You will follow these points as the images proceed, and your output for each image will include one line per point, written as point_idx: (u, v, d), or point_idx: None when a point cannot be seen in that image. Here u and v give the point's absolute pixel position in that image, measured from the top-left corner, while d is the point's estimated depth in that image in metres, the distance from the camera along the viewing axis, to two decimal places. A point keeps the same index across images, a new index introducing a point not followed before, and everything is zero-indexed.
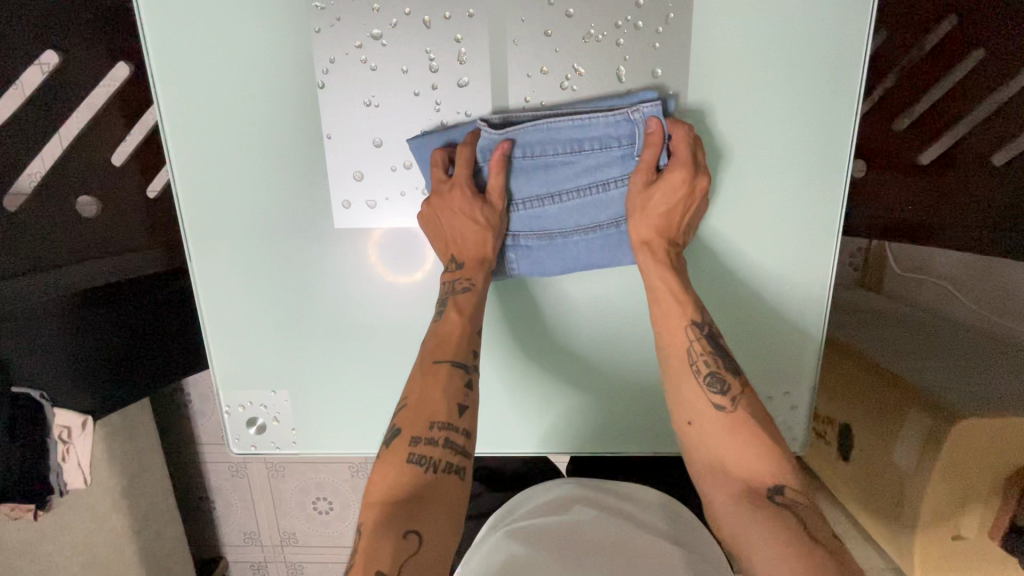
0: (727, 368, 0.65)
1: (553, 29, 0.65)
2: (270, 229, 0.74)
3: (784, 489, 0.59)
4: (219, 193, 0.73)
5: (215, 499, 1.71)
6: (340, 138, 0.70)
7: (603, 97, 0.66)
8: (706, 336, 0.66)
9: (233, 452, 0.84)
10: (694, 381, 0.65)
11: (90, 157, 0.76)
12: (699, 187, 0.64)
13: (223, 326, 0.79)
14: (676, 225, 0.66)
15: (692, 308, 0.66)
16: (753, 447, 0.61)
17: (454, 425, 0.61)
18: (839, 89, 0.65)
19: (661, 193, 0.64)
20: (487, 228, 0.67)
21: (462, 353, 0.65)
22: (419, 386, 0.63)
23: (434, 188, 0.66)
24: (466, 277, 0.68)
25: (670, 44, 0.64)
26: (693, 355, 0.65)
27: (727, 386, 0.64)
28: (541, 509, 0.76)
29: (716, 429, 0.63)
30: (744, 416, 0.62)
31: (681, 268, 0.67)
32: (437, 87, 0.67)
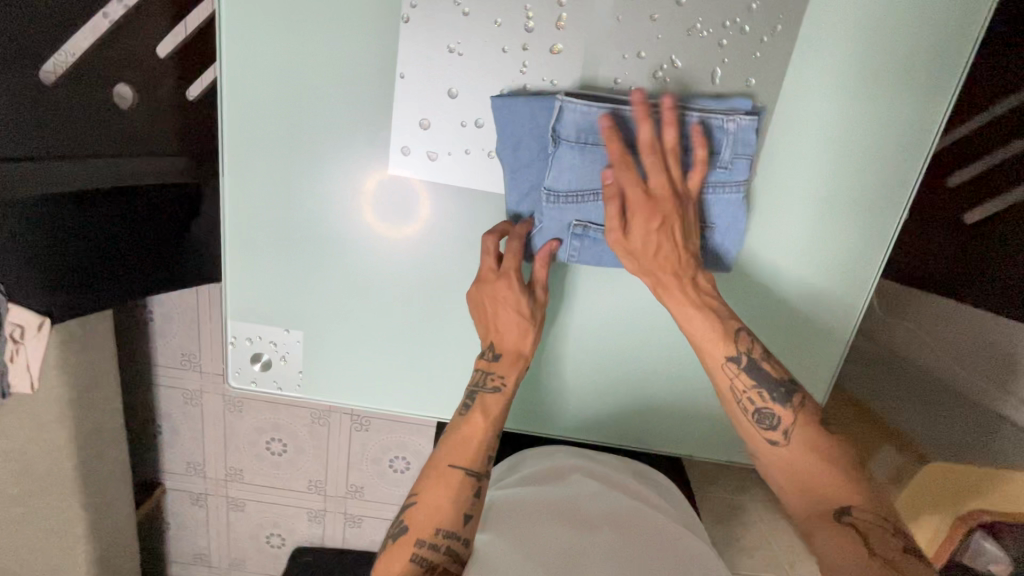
0: (774, 401, 0.64)
1: (660, 15, 0.63)
2: (316, 163, 0.70)
3: (852, 507, 0.58)
4: (272, 114, 0.68)
5: (162, 424, 1.61)
6: (415, 81, 0.65)
7: (696, 95, 0.64)
8: (747, 369, 0.64)
9: (230, 385, 0.80)
10: (743, 419, 0.65)
11: (128, 47, 0.71)
12: (674, 204, 0.62)
13: (246, 259, 0.74)
14: (684, 257, 0.64)
15: (729, 341, 0.65)
16: (813, 476, 0.61)
17: (457, 534, 0.58)
18: (915, 135, 0.66)
19: (638, 236, 0.62)
20: (527, 321, 0.67)
21: (477, 460, 0.62)
22: (425, 486, 0.60)
23: (485, 276, 0.67)
24: (498, 374, 0.67)
25: (771, 56, 0.64)
26: (738, 396, 0.65)
27: (778, 419, 0.63)
28: (540, 475, 0.72)
29: (778, 461, 0.63)
30: (798, 452, 0.62)
31: (708, 300, 0.66)
32: (528, 48, 0.64)
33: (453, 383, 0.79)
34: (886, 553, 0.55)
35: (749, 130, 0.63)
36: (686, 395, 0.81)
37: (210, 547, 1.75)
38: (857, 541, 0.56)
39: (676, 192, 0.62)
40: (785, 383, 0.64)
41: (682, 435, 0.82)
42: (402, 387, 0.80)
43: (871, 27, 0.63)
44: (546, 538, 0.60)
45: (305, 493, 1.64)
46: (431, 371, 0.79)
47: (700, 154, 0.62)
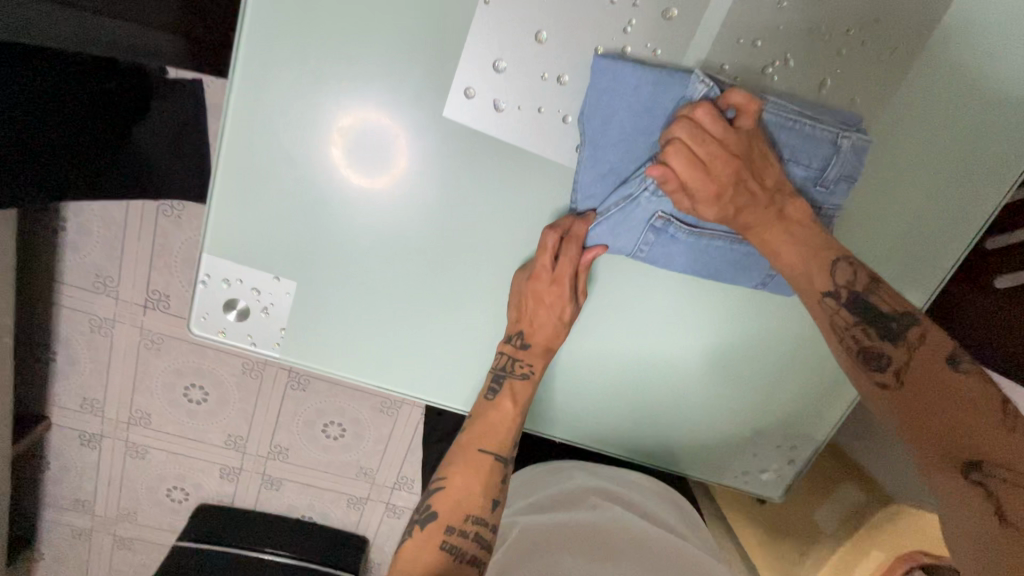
0: (882, 339, 0.52)
1: (788, 3, 0.56)
2: (356, 82, 0.57)
3: (983, 464, 0.45)
4: (310, 12, 0.54)
5: (58, 351, 1.24)
6: (500, 12, 0.54)
7: (803, 103, 0.58)
8: (850, 303, 0.54)
9: (192, 333, 0.66)
10: (846, 364, 0.55)
11: None
12: (746, 166, 0.54)
13: (243, 183, 0.60)
14: (772, 202, 0.56)
15: (824, 273, 0.55)
16: (935, 423, 0.48)
17: (486, 520, 0.59)
18: (990, 193, 0.64)
19: (711, 202, 0.56)
20: (561, 322, 0.66)
21: (506, 446, 0.64)
22: (454, 471, 0.61)
23: (535, 272, 0.62)
24: (526, 363, 0.66)
25: (881, 78, 0.59)
26: (839, 336, 0.54)
27: (887, 361, 0.51)
28: (565, 495, 0.76)
29: (887, 409, 0.52)
30: (913, 396, 0.49)
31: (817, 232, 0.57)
32: (638, 5, 0.55)
33: (461, 366, 0.71)
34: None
35: (862, 151, 0.57)
36: (697, 412, 0.79)
37: (96, 496, 1.41)
38: (981, 503, 0.44)
39: (739, 145, 0.53)
40: (902, 317, 0.52)
41: (682, 451, 0.81)
42: (405, 362, 0.70)
43: (977, 75, 0.60)
44: (555, 560, 0.65)
45: (222, 451, 1.36)
46: (440, 350, 0.70)
47: (738, 94, 0.53)
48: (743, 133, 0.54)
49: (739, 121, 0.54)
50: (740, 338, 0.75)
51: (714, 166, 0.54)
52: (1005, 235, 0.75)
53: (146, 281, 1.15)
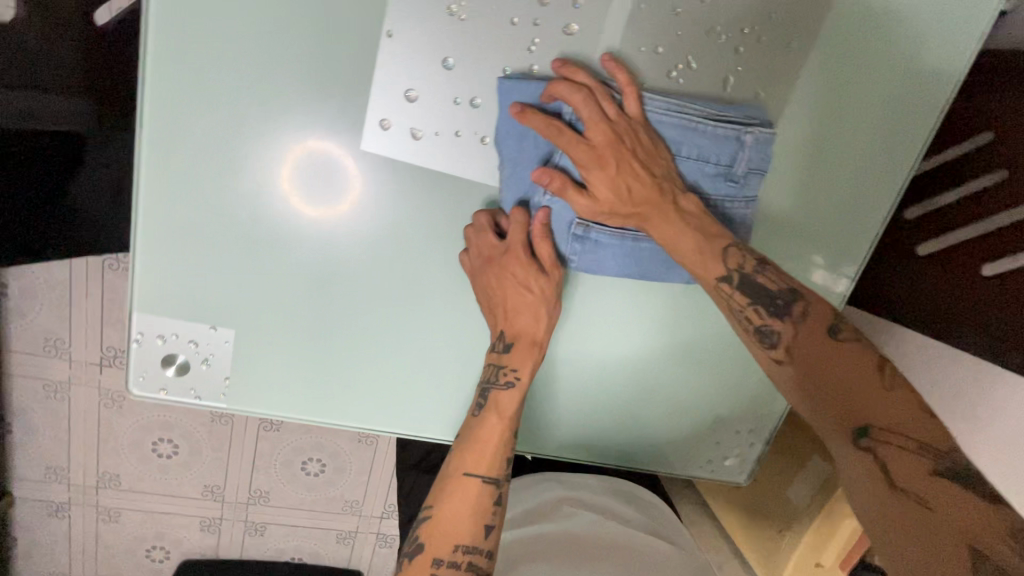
0: (768, 317, 0.56)
1: (683, 9, 0.58)
2: (270, 125, 0.57)
3: (872, 428, 0.48)
4: (215, 61, 0.54)
5: (16, 421, 1.18)
6: (405, 44, 0.55)
7: (710, 103, 0.60)
8: (741, 286, 0.57)
9: (130, 393, 0.65)
10: (751, 346, 0.58)
11: None
12: (631, 147, 0.55)
13: (166, 236, 0.59)
14: (658, 186, 0.57)
15: (716, 261, 0.58)
16: (826, 392, 0.52)
17: (479, 548, 0.57)
18: (891, 172, 0.69)
19: (596, 174, 0.55)
20: (541, 302, 0.62)
21: (495, 467, 0.60)
22: (442, 501, 0.58)
23: (488, 254, 0.61)
24: (511, 368, 0.62)
25: (782, 71, 0.62)
26: (738, 319, 0.58)
27: (779, 337, 0.55)
28: (544, 509, 0.77)
29: (787, 383, 0.55)
30: (805, 368, 0.54)
31: (696, 221, 0.58)
32: (539, 25, 0.56)
33: (418, 393, 0.71)
34: (910, 483, 0.46)
35: (767, 144, 0.60)
36: (659, 409, 0.80)
37: (73, 567, 1.35)
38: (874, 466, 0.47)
39: (621, 123, 0.55)
40: (786, 293, 0.55)
41: (650, 449, 0.82)
42: (358, 397, 0.69)
43: (867, 62, 0.64)
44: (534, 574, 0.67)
45: (200, 503, 1.31)
46: (390, 380, 0.69)
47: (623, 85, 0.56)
48: (630, 115, 0.56)
49: (627, 105, 0.56)
50: (686, 332, 0.76)
51: (596, 137, 0.54)
52: (923, 203, 0.79)
53: (99, 339, 1.11)
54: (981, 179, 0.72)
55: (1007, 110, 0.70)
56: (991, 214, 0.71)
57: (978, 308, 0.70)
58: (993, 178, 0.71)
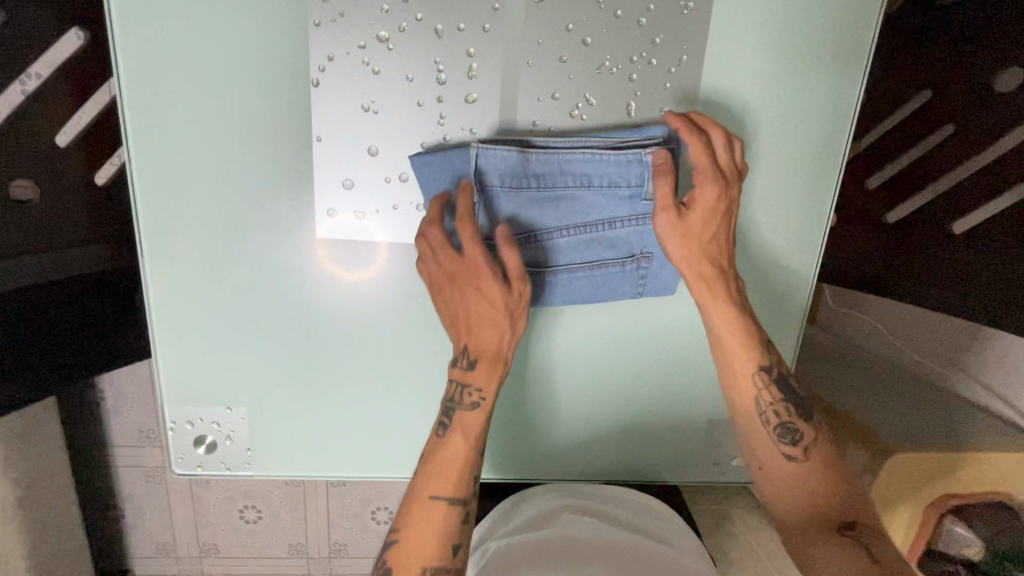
0: (798, 418, 0.66)
1: (569, 56, 0.63)
2: (242, 230, 0.67)
3: (854, 524, 0.62)
4: (187, 190, 0.65)
5: (126, 506, 1.34)
6: (332, 143, 0.64)
7: (614, 131, 0.65)
8: (776, 383, 0.67)
9: (174, 473, 0.76)
10: (764, 435, 0.67)
11: (27, 141, 0.60)
12: (720, 204, 0.62)
13: (177, 337, 0.70)
14: (723, 257, 0.64)
15: (763, 353, 0.67)
16: (829, 492, 0.64)
17: (449, 569, 0.58)
18: (825, 150, 0.69)
19: (700, 211, 0.62)
20: (503, 316, 0.60)
21: (461, 487, 0.60)
22: (408, 523, 0.59)
23: (451, 268, 0.60)
24: (477, 386, 0.62)
25: (680, 85, 0.65)
26: (761, 411, 0.66)
27: (800, 436, 0.65)
28: (533, 520, 0.76)
29: (787, 475, 0.66)
30: (817, 467, 0.65)
31: (743, 304, 0.66)
32: (443, 100, 0.64)
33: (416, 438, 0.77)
34: (888, 565, 0.59)
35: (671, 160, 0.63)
36: (658, 421, 0.80)
37: None
38: (859, 555, 0.60)
39: (739, 173, 0.63)
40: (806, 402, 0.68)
41: (658, 461, 0.82)
42: (362, 448, 0.77)
43: (768, 57, 0.65)
44: None
45: (289, 561, 1.42)
46: (389, 430, 0.76)
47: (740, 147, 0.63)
48: (733, 177, 0.63)
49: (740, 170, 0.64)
50: (661, 341, 0.77)
51: (707, 185, 0.61)
52: (882, 170, 0.78)
53: None
54: (932, 136, 0.71)
55: (937, 67, 0.70)
56: (954, 167, 0.69)
57: (954, 267, 0.69)
58: (944, 133, 0.70)
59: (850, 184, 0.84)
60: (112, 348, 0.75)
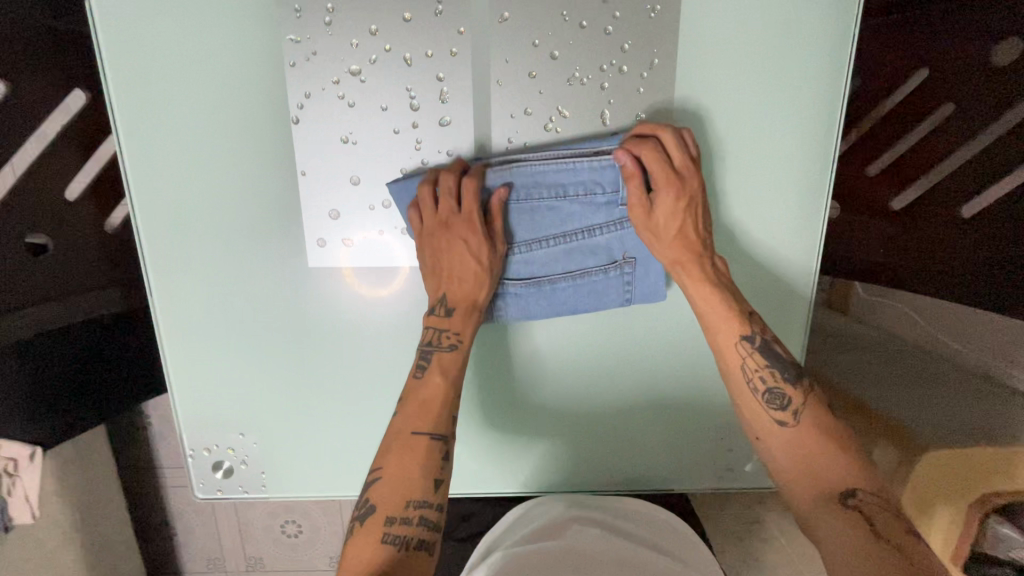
0: (784, 381, 0.64)
1: (538, 71, 0.64)
2: (240, 265, 0.70)
3: (857, 491, 0.58)
4: (187, 230, 0.69)
5: (177, 525, 1.39)
6: (316, 176, 0.67)
7: (588, 141, 0.65)
8: (759, 349, 0.65)
9: (197, 497, 0.80)
10: (754, 402, 0.65)
11: (40, 200, 0.65)
12: (683, 190, 0.62)
13: (189, 369, 0.74)
14: (696, 238, 0.64)
15: (743, 322, 0.66)
16: (827, 449, 0.61)
17: (429, 501, 0.57)
18: (816, 141, 0.66)
19: (662, 214, 0.63)
20: (483, 273, 0.63)
21: (442, 425, 0.61)
22: (388, 458, 0.59)
23: (444, 218, 0.62)
24: (454, 332, 0.64)
25: (654, 89, 0.64)
26: (749, 376, 0.65)
27: (788, 400, 0.64)
28: (542, 529, 0.76)
29: (782, 441, 0.63)
30: (807, 427, 0.63)
31: (723, 281, 0.66)
32: (418, 125, 0.65)
33: None
34: (894, 536, 0.55)
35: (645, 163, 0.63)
36: (666, 428, 0.79)
37: None
38: (862, 523, 0.56)
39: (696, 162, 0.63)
40: (796, 365, 0.65)
41: (670, 469, 0.81)
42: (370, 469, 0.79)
43: (745, 51, 0.64)
44: None
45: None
46: None
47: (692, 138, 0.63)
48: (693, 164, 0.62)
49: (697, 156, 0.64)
50: (660, 346, 0.75)
51: (664, 184, 0.61)
52: (883, 156, 0.75)
53: None
54: (930, 118, 0.69)
55: (931, 44, 0.67)
56: (963, 145, 0.65)
57: (973, 251, 0.65)
58: (945, 112, 0.67)
59: (853, 171, 0.80)
60: (112, 387, 0.79)
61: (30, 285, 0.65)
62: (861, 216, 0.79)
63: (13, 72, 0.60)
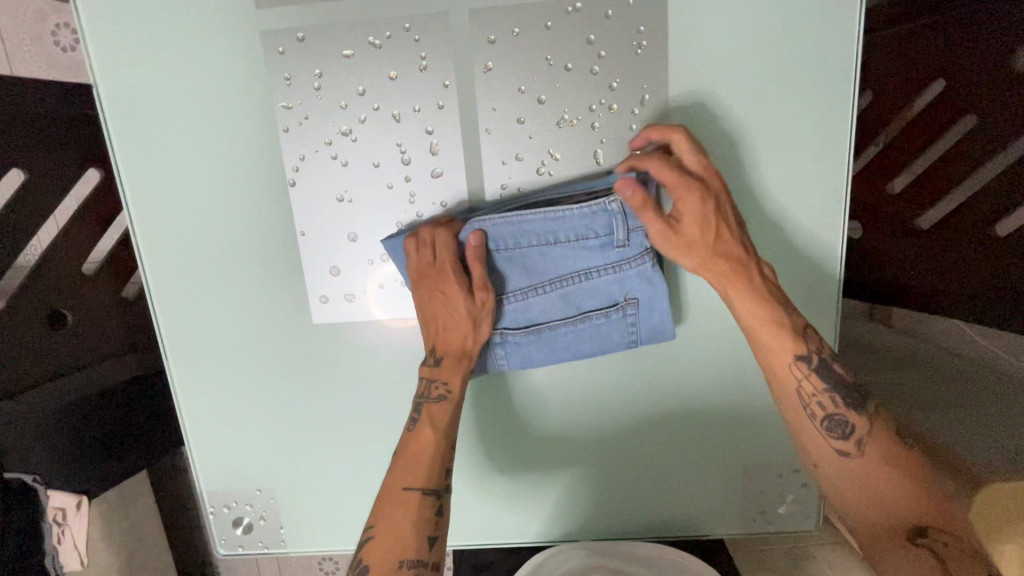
0: (847, 407, 0.58)
1: (526, 117, 0.63)
2: (248, 326, 0.71)
3: (929, 529, 0.54)
4: (198, 295, 0.71)
5: None
6: (316, 235, 0.67)
7: (582, 182, 0.64)
8: (819, 370, 0.59)
9: (220, 553, 0.81)
10: (811, 428, 0.60)
11: (57, 277, 0.68)
12: (704, 198, 0.58)
13: (206, 429, 0.75)
14: (730, 249, 0.59)
15: (800, 339, 0.59)
16: (890, 487, 0.56)
17: (424, 560, 0.56)
18: (826, 163, 0.63)
19: (691, 222, 0.59)
20: (466, 320, 0.62)
21: (434, 476, 0.60)
22: (380, 516, 0.58)
23: (422, 272, 0.62)
24: (443, 382, 0.63)
25: (647, 123, 0.63)
26: (807, 402, 0.59)
27: (851, 428, 0.58)
28: None
29: (848, 475, 0.58)
30: (878, 459, 0.57)
31: (772, 291, 0.60)
32: (411, 178, 0.65)
33: None
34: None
35: None
36: (690, 470, 0.75)
37: None
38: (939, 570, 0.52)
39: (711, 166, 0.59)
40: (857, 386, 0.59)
41: (698, 513, 0.76)
42: None
43: (741, 77, 0.61)
44: None
45: None
46: None
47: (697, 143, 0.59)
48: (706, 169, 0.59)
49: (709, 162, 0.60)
50: (678, 385, 0.72)
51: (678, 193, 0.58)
52: (903, 173, 0.72)
53: None
54: (951, 132, 0.65)
55: (941, 56, 0.64)
56: (988, 157, 0.61)
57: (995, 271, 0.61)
58: (965, 125, 0.64)
59: (876, 187, 0.77)
60: (142, 439, 0.82)
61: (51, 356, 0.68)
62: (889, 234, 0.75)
63: (29, 160, 0.64)
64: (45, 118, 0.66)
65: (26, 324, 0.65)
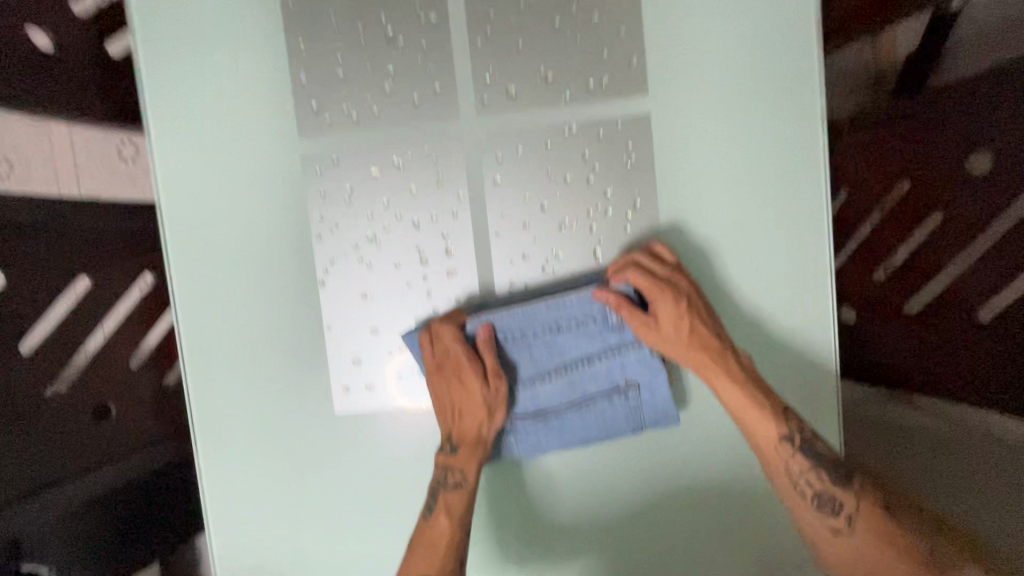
0: (835, 485, 0.62)
1: (530, 222, 0.70)
2: (272, 415, 0.75)
3: None
4: (231, 387, 0.75)
5: None
6: (340, 329, 0.74)
7: (583, 277, 0.70)
8: (803, 450, 0.63)
9: None
10: (804, 507, 0.63)
11: (107, 371, 0.76)
12: (678, 298, 0.65)
13: (224, 523, 0.76)
14: (708, 342, 0.65)
15: (781, 420, 0.63)
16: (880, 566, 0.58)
17: None
18: (803, 255, 0.71)
19: (667, 320, 0.65)
20: (483, 408, 0.66)
21: (450, 564, 0.63)
22: None
23: (439, 363, 0.66)
24: (459, 471, 0.66)
25: (637, 224, 0.70)
26: (795, 482, 0.62)
27: (839, 505, 0.61)
28: None
29: (841, 550, 0.61)
30: (870, 536, 0.59)
31: (752, 379, 0.65)
32: (428, 277, 0.72)
33: None
34: None
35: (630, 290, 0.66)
36: (707, 559, 0.73)
37: None
38: None
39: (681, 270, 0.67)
40: (840, 463, 0.63)
41: None
42: None
43: (716, 184, 0.70)
44: None
45: None
46: None
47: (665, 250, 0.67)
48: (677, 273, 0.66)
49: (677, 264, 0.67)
50: (687, 469, 0.73)
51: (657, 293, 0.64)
52: (885, 262, 0.78)
53: None
54: (921, 227, 0.72)
55: (907, 162, 0.72)
56: (965, 248, 0.68)
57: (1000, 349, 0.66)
58: (934, 221, 0.71)
59: (857, 275, 0.83)
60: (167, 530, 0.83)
61: (91, 450, 0.73)
62: (875, 317, 0.80)
63: (95, 269, 0.74)
64: (110, 233, 0.76)
65: (73, 419, 0.71)
